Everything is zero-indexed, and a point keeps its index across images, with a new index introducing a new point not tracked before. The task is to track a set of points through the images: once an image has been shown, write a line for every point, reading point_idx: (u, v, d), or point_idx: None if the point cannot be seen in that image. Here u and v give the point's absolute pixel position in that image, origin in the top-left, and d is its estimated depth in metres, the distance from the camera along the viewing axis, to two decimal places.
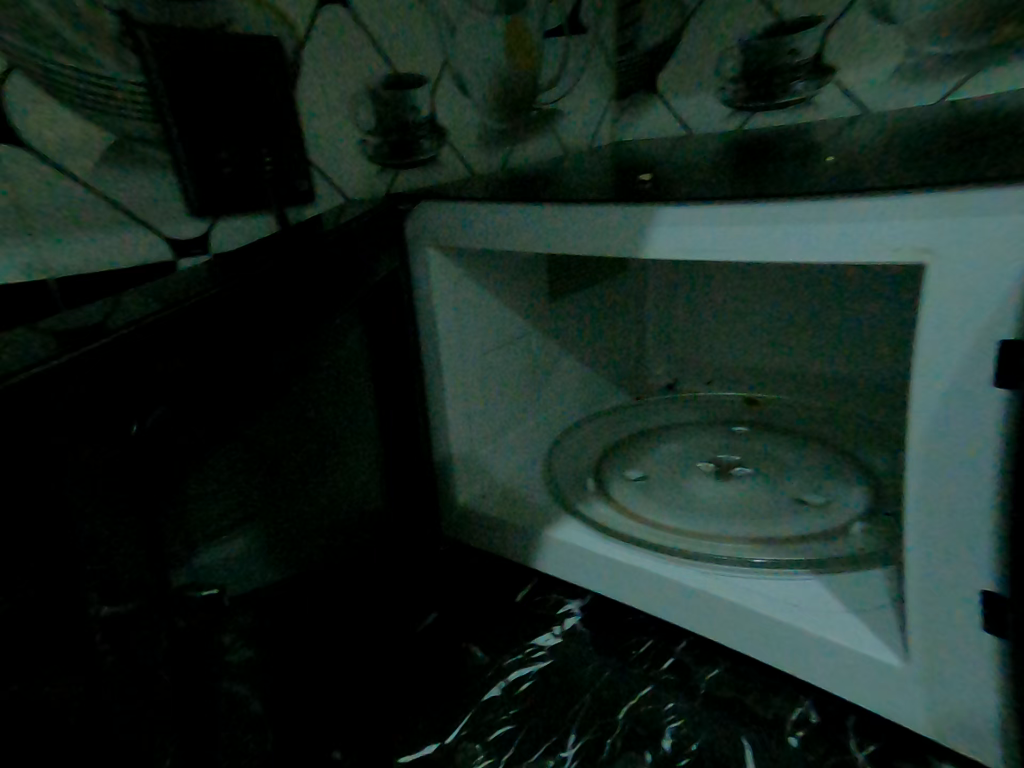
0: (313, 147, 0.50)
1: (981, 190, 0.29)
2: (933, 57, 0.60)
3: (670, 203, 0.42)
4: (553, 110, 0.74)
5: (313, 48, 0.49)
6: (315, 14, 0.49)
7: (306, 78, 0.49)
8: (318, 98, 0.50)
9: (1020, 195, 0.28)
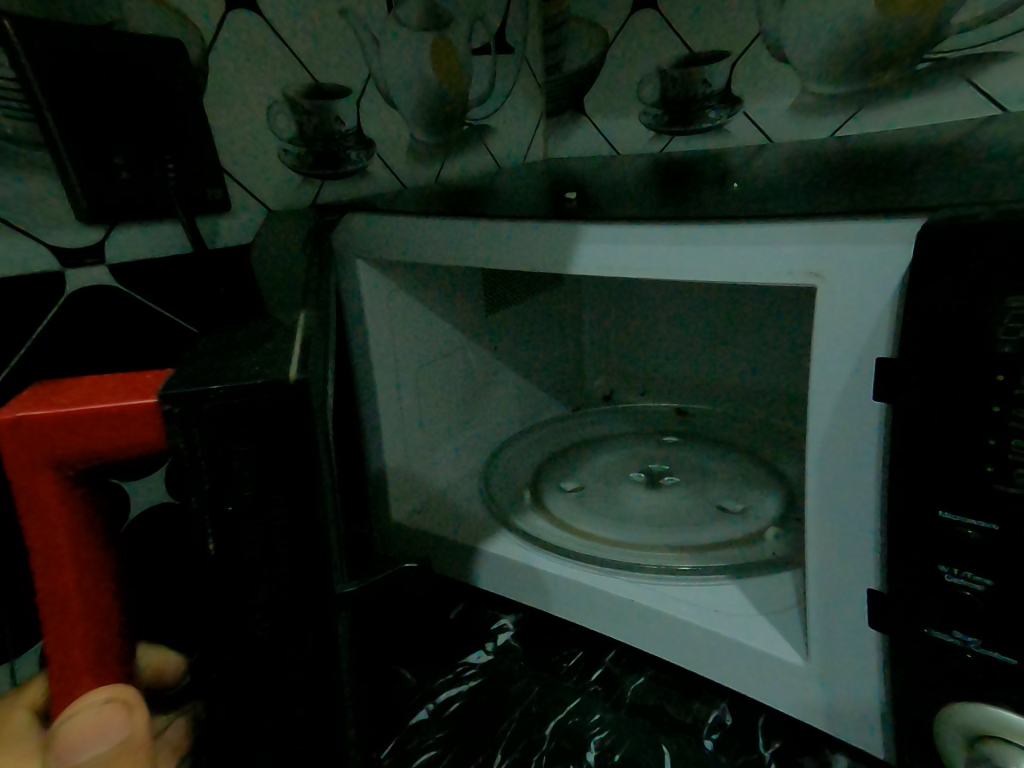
0: (225, 155, 0.48)
1: (857, 221, 0.31)
2: (821, 96, 0.64)
3: (592, 221, 0.43)
4: (485, 126, 0.75)
5: (224, 54, 0.47)
6: (223, 17, 0.47)
7: (215, 83, 0.47)
8: (229, 103, 0.48)
9: (888, 226, 0.30)
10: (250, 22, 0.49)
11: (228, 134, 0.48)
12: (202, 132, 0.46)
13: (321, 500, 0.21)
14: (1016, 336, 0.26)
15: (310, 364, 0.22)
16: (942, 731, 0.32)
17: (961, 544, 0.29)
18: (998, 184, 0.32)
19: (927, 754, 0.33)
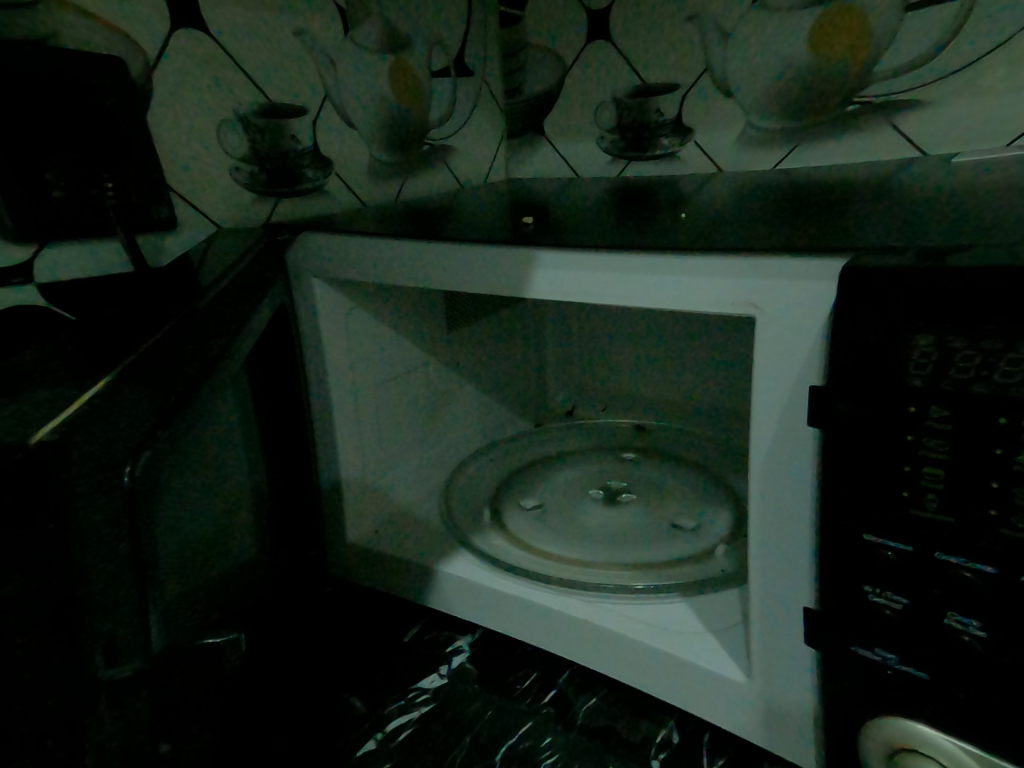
0: (172, 171, 0.47)
1: (786, 259, 0.33)
2: (766, 130, 0.67)
3: (546, 247, 0.44)
4: (446, 145, 0.76)
5: (170, 71, 0.46)
6: (169, 34, 0.46)
7: (160, 100, 0.46)
8: (175, 121, 0.47)
9: (817, 265, 0.32)
10: (199, 39, 0.48)
11: (174, 149, 0.47)
12: (145, 150, 0.45)
13: (66, 568, 0.18)
14: (924, 371, 0.28)
15: (90, 408, 0.20)
16: (867, 748, 0.33)
17: (881, 564, 0.31)
18: (917, 226, 0.34)
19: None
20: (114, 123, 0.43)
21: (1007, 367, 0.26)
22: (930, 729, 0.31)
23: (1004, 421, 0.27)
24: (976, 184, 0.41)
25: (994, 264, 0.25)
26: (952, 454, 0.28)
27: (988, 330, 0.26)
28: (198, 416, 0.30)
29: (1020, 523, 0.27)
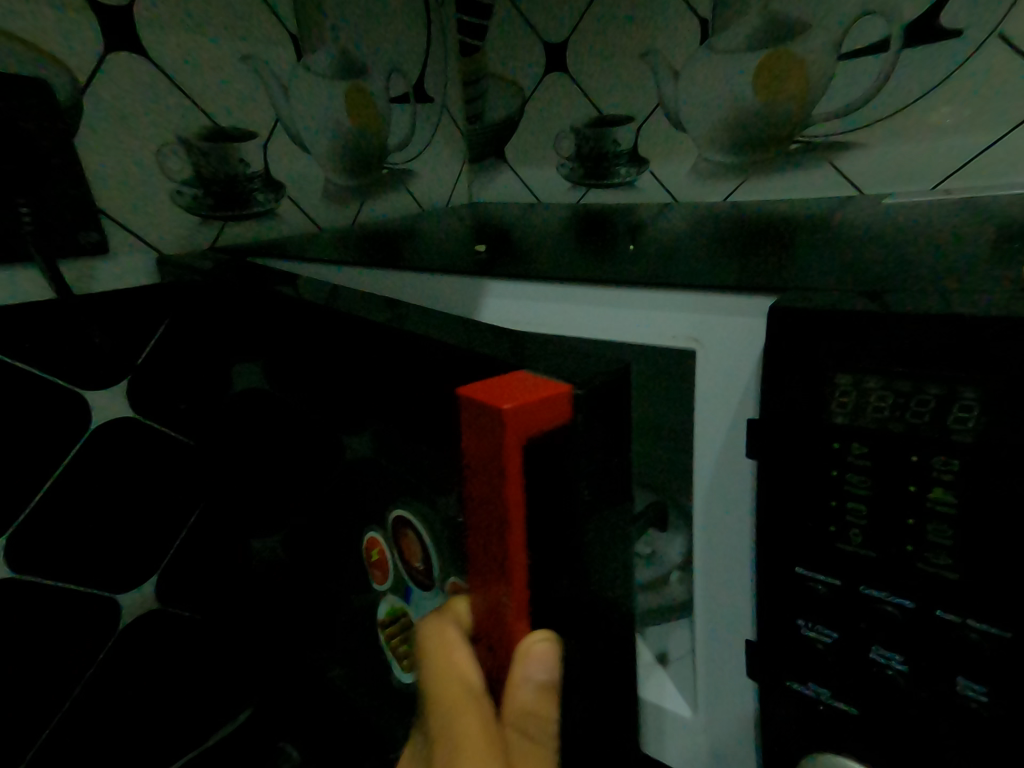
0: (100, 192, 0.49)
1: (720, 295, 0.34)
2: (718, 163, 0.69)
3: (495, 277, 0.44)
4: (405, 169, 0.78)
5: (100, 96, 0.48)
6: (101, 60, 0.48)
7: (89, 125, 0.48)
8: (106, 143, 0.49)
9: (748, 302, 0.33)
10: (136, 63, 0.50)
11: (105, 172, 0.49)
12: (72, 177, 0.47)
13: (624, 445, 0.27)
14: (845, 409, 0.29)
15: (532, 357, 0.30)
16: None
17: (814, 598, 0.32)
18: (854, 267, 0.35)
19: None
20: (39, 151, 0.45)
21: (917, 406, 0.27)
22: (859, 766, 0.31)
23: (916, 458, 0.27)
24: (919, 226, 0.42)
25: (897, 309, 0.26)
26: (873, 491, 0.29)
27: (898, 372, 0.27)
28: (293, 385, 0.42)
29: (934, 558, 0.28)
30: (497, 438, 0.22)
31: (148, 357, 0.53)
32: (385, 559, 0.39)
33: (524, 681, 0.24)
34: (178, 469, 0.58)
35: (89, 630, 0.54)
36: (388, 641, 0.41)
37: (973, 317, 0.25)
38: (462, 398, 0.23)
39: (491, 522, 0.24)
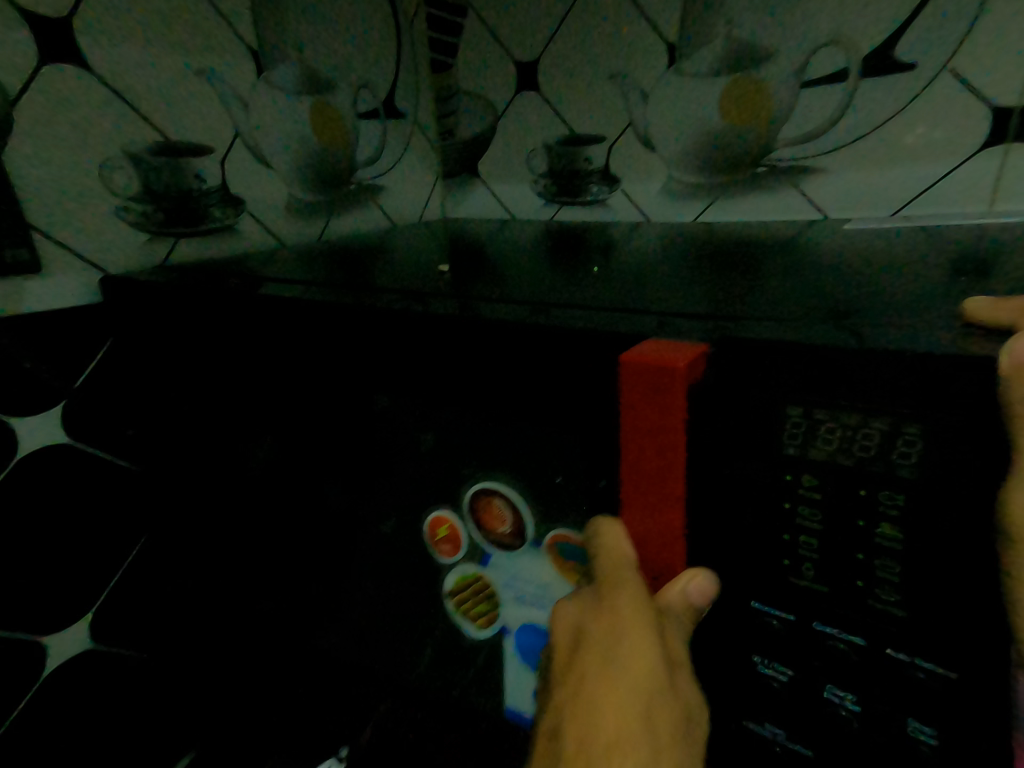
0: (31, 205, 0.47)
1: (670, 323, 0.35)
2: (688, 183, 0.70)
3: (454, 298, 0.43)
4: (375, 185, 0.78)
5: (33, 109, 0.46)
6: (36, 73, 0.46)
7: (22, 140, 0.46)
8: (42, 156, 0.47)
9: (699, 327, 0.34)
10: (72, 73, 0.48)
11: (36, 186, 0.47)
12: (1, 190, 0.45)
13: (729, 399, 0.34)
14: (796, 440, 0.29)
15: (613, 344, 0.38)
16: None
17: (768, 634, 0.32)
18: (813, 297, 0.35)
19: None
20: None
21: (863, 441, 0.27)
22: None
23: (864, 493, 0.28)
24: (876, 251, 0.43)
25: (836, 347, 0.27)
26: (824, 525, 0.29)
27: (847, 404, 0.27)
28: (290, 399, 0.47)
29: (884, 595, 0.28)
30: (666, 389, 0.29)
31: (89, 378, 0.52)
32: (456, 532, 0.47)
33: (675, 595, 0.31)
34: (126, 496, 0.57)
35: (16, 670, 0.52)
36: (456, 606, 0.49)
37: (911, 354, 0.25)
38: (624, 364, 0.30)
39: (651, 453, 0.31)
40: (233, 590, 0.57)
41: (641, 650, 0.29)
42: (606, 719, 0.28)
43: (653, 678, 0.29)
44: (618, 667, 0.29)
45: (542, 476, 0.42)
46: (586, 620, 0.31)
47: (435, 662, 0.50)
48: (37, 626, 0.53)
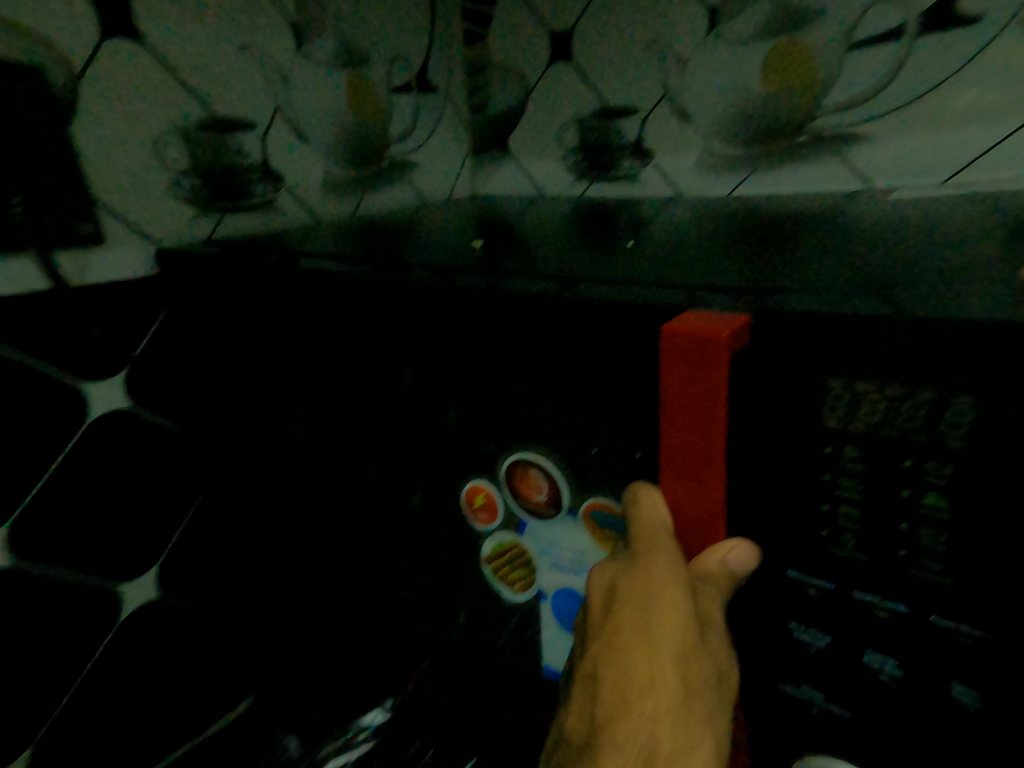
0: (93, 179, 0.49)
1: (709, 295, 0.36)
2: (723, 156, 0.69)
3: (491, 272, 0.44)
4: (406, 161, 0.78)
5: (94, 81, 0.48)
6: (96, 45, 0.48)
7: (85, 112, 0.48)
8: (102, 128, 0.49)
9: (737, 299, 0.34)
10: (127, 50, 0.49)
11: (98, 160, 0.49)
12: (64, 162, 0.47)
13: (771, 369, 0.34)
14: (837, 412, 0.29)
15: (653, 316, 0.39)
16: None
17: (806, 602, 0.32)
18: (856, 268, 0.35)
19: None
20: (25, 143, 0.44)
21: (910, 411, 0.27)
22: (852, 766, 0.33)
23: (909, 464, 0.28)
24: (919, 221, 0.42)
25: (883, 315, 0.27)
26: (864, 495, 0.29)
27: (894, 375, 0.27)
28: (333, 371, 0.48)
29: (927, 563, 0.28)
30: (706, 358, 0.30)
31: (145, 348, 0.55)
32: (492, 501, 0.48)
33: (718, 564, 0.32)
34: (180, 463, 0.61)
35: (91, 619, 0.56)
36: (493, 572, 0.50)
37: (965, 324, 0.25)
38: (665, 334, 0.31)
39: (689, 422, 0.32)
40: (276, 551, 0.60)
41: (673, 608, 0.31)
42: (637, 664, 0.30)
43: (684, 632, 0.30)
44: (650, 621, 0.31)
45: (576, 447, 0.42)
46: (619, 579, 0.33)
47: (470, 624, 0.52)
48: (106, 579, 0.56)
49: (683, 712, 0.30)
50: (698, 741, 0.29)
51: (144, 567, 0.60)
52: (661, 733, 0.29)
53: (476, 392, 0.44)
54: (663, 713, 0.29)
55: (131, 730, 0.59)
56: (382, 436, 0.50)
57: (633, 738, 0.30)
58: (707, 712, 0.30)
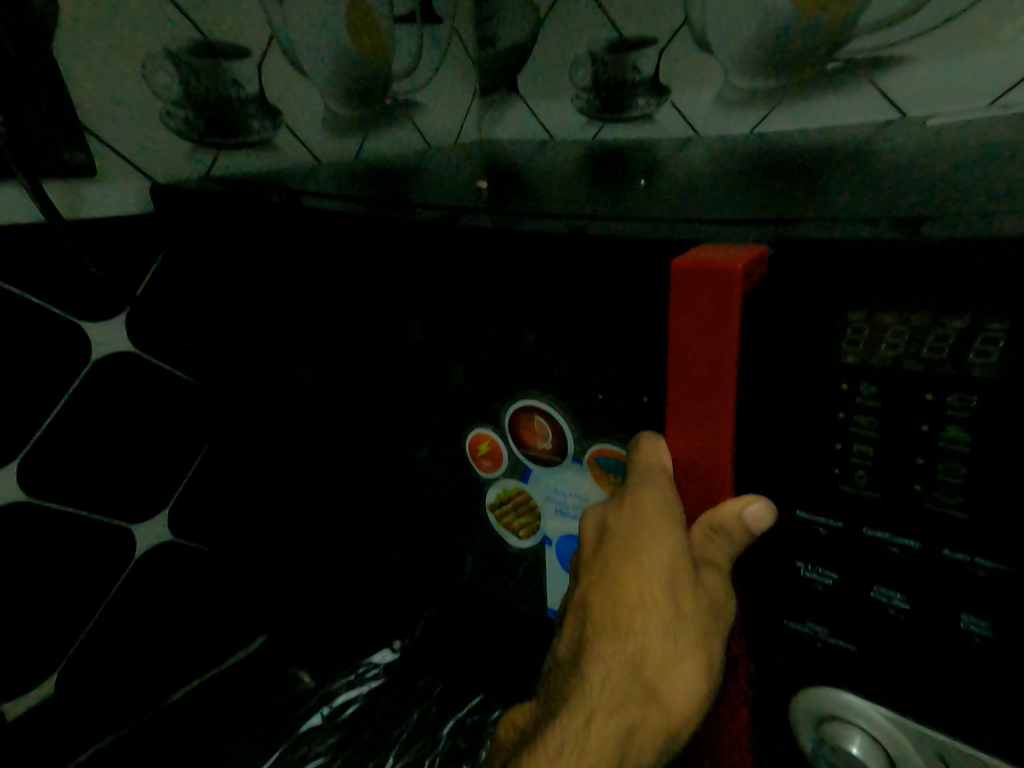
0: (82, 107, 0.48)
1: (722, 228, 0.34)
2: (743, 90, 0.65)
3: (496, 211, 0.42)
4: (408, 101, 0.76)
5: None
6: None
7: (71, 31, 0.46)
8: (89, 50, 0.47)
9: (751, 231, 0.33)
10: None
11: (86, 88, 0.48)
12: (51, 89, 0.45)
13: None
14: (856, 347, 0.28)
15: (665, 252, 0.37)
16: (793, 716, 0.36)
17: (813, 541, 0.32)
18: (885, 196, 0.33)
19: (781, 742, 0.37)
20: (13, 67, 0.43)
21: (937, 341, 0.26)
22: (856, 698, 0.33)
23: (930, 398, 0.27)
24: (955, 147, 0.39)
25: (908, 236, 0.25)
26: (880, 432, 0.29)
27: (919, 304, 0.25)
28: (335, 314, 0.47)
29: (943, 498, 0.28)
30: (720, 292, 0.28)
31: (147, 289, 0.55)
32: (497, 448, 0.48)
33: (733, 518, 0.32)
34: (188, 408, 0.61)
35: (107, 554, 0.57)
36: (498, 519, 0.50)
37: (1003, 241, 0.23)
38: (676, 268, 0.29)
39: (698, 358, 0.30)
40: (286, 497, 0.61)
41: (665, 540, 0.33)
42: (629, 588, 0.32)
43: (677, 562, 0.32)
44: (641, 550, 0.33)
45: (582, 392, 0.42)
46: (611, 517, 0.35)
47: (476, 569, 0.53)
48: (120, 516, 0.58)
49: (673, 631, 0.31)
50: (689, 657, 0.32)
51: (157, 508, 0.61)
52: (649, 646, 0.32)
53: (478, 334, 0.43)
54: (652, 630, 0.32)
55: (150, 661, 0.62)
56: (386, 381, 0.49)
57: (622, 652, 0.32)
58: (698, 634, 0.32)
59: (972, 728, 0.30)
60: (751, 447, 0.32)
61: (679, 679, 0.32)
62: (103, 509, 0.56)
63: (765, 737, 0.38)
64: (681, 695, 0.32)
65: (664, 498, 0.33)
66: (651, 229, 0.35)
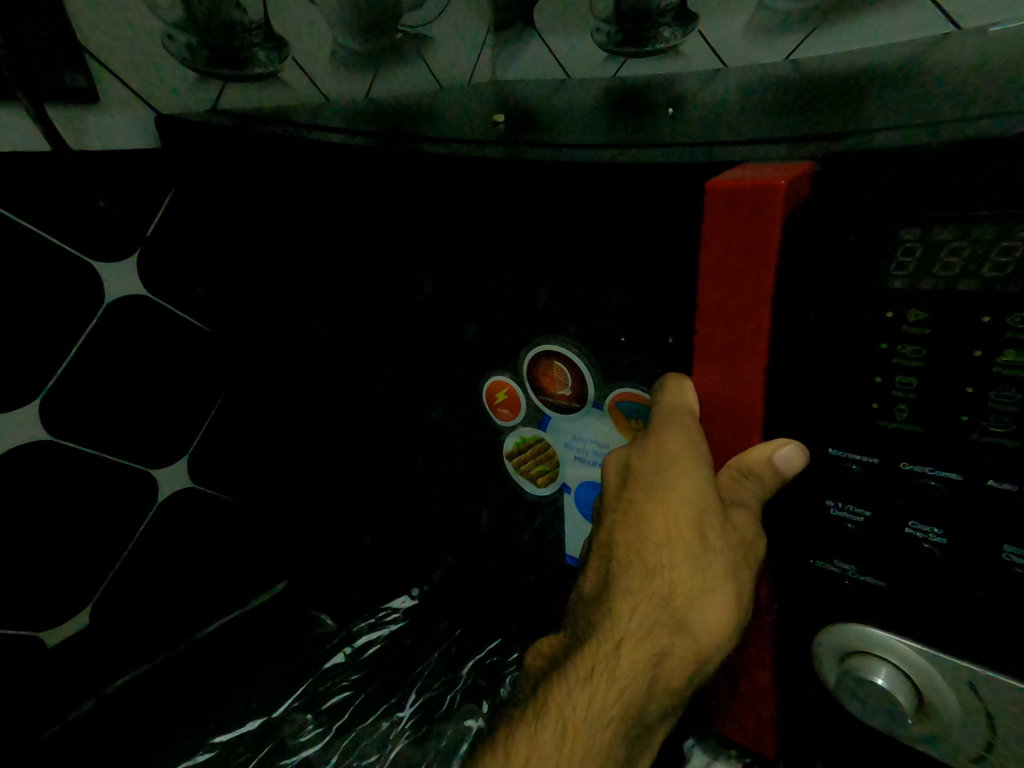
0: (82, 30, 0.46)
1: (758, 148, 0.32)
2: (781, 13, 0.61)
3: (513, 142, 0.40)
4: (418, 35, 0.72)
5: None
6: None
7: None
8: None
9: (788, 150, 0.30)
10: None
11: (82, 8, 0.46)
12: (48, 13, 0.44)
13: None
14: (905, 270, 0.26)
15: None
16: (819, 653, 0.35)
17: (846, 479, 0.31)
18: (937, 105, 0.31)
19: (803, 678, 0.37)
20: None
21: (999, 257, 0.24)
22: (881, 632, 0.33)
23: (987, 320, 0.25)
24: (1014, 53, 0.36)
25: (970, 136, 0.23)
26: (927, 360, 0.27)
27: (980, 217, 0.24)
28: (347, 254, 0.46)
29: (991, 427, 0.27)
30: (758, 212, 0.26)
31: (157, 229, 0.54)
32: (515, 395, 0.47)
33: (762, 459, 0.31)
34: (204, 356, 0.61)
35: (130, 497, 0.59)
36: (515, 466, 0.50)
37: None
38: (710, 191, 0.28)
39: (731, 288, 0.29)
40: (303, 446, 0.61)
41: (691, 475, 0.32)
42: (654, 522, 0.32)
43: (703, 497, 0.32)
44: (666, 486, 0.32)
45: (604, 334, 0.40)
46: (635, 457, 0.35)
47: (493, 518, 0.53)
48: (142, 460, 0.59)
49: (699, 563, 0.31)
50: (718, 588, 0.31)
51: (177, 454, 0.62)
52: (677, 577, 0.31)
53: (494, 272, 0.42)
54: (680, 561, 0.31)
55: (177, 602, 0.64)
56: (402, 324, 0.49)
57: (649, 583, 0.32)
58: (727, 566, 0.31)
59: (1004, 658, 0.30)
60: (786, 381, 0.31)
61: (709, 608, 0.31)
62: (125, 452, 0.57)
63: (787, 676, 0.37)
64: (711, 624, 0.31)
65: (689, 436, 0.33)
66: (678, 153, 0.33)
